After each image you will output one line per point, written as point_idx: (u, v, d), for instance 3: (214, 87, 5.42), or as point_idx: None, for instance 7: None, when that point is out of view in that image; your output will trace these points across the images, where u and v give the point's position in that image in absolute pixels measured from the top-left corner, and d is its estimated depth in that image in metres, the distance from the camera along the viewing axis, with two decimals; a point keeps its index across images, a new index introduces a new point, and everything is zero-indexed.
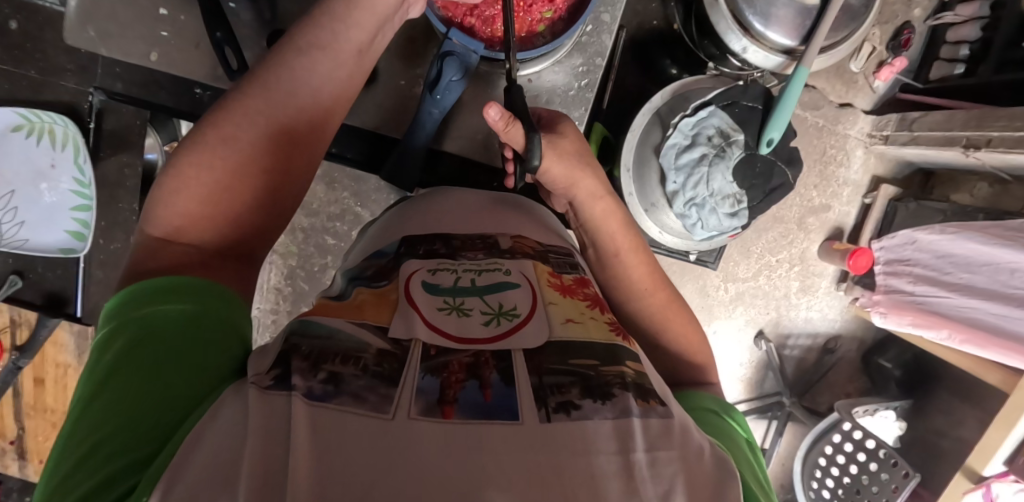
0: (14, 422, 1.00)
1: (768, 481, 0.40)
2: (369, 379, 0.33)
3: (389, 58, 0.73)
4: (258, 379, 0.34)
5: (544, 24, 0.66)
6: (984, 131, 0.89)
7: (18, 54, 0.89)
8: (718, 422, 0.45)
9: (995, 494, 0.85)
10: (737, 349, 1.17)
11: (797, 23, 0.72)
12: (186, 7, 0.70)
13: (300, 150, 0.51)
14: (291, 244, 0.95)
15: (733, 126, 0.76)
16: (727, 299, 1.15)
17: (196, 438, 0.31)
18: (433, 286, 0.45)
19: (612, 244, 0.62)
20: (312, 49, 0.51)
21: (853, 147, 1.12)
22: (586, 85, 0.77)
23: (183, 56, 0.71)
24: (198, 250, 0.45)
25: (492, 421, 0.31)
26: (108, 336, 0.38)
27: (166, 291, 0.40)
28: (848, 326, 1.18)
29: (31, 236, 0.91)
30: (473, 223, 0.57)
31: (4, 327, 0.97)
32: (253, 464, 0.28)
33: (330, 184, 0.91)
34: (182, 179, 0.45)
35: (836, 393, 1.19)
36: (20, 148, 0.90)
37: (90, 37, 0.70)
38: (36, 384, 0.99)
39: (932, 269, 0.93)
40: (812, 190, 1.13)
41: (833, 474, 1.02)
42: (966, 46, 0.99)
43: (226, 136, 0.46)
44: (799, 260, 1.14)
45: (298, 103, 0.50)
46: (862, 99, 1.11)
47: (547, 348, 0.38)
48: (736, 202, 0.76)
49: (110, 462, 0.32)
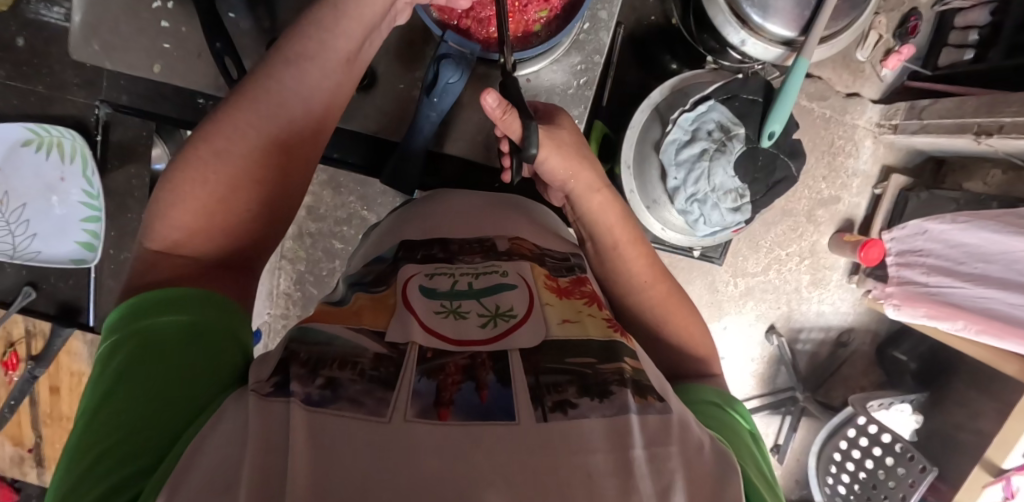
0: (32, 430, 1.02)
1: (774, 476, 0.40)
2: (366, 384, 0.33)
3: (387, 62, 0.74)
4: (258, 386, 0.34)
5: (540, 23, 0.66)
6: (996, 118, 0.87)
7: (26, 70, 0.91)
8: (721, 415, 0.45)
9: (1014, 489, 0.86)
10: (748, 345, 1.15)
11: (796, 14, 0.71)
12: (187, 18, 0.71)
13: (294, 161, 0.51)
14: (298, 250, 0.95)
15: (733, 120, 0.76)
16: (736, 294, 1.13)
17: (199, 445, 0.31)
18: (431, 291, 0.45)
19: (610, 239, 0.61)
20: (300, 59, 0.51)
21: (862, 137, 1.10)
22: (584, 83, 0.77)
23: (185, 67, 0.72)
24: (197, 262, 0.45)
25: (488, 422, 0.31)
26: (111, 347, 0.38)
27: (166, 300, 0.40)
28: (861, 318, 1.16)
29: (43, 248, 0.93)
30: (471, 225, 0.57)
31: (20, 338, 0.99)
32: (253, 470, 0.28)
33: (335, 189, 0.92)
34: (179, 193, 0.46)
35: (850, 386, 1.18)
36: (31, 162, 0.91)
37: (94, 51, 0.71)
38: (51, 393, 1.01)
39: (946, 259, 0.91)
40: (821, 182, 1.11)
41: (849, 470, 1.01)
42: (976, 31, 0.98)
43: (221, 149, 0.47)
44: (809, 253, 1.13)
45: (290, 114, 0.50)
46: (868, 88, 1.09)
47: (543, 348, 0.38)
48: (738, 197, 0.75)
49: (116, 470, 0.32)
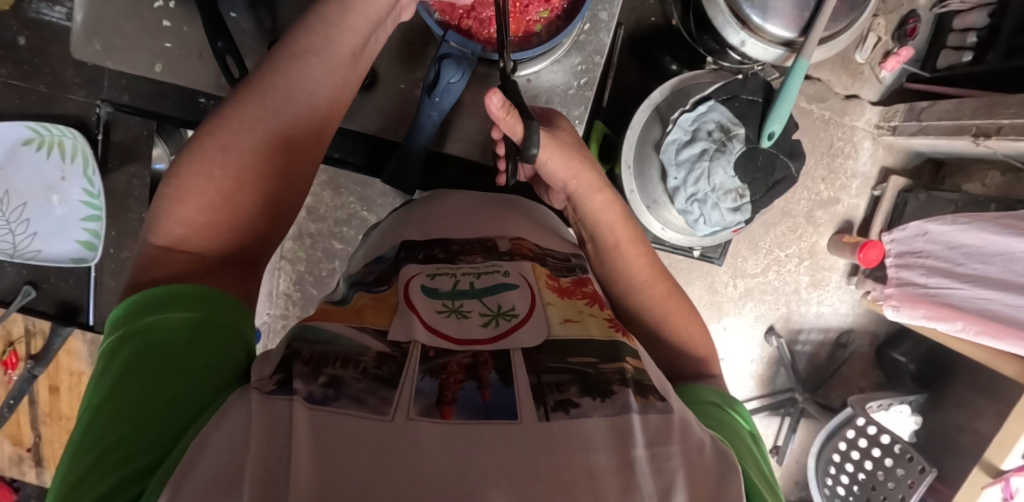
0: (31, 430, 1.02)
1: (774, 476, 0.40)
2: (369, 382, 0.33)
3: (388, 61, 0.74)
4: (260, 384, 0.34)
5: (541, 24, 0.67)
6: (994, 120, 0.88)
7: (26, 69, 0.91)
8: (722, 416, 0.45)
9: (1013, 490, 0.85)
10: (748, 346, 1.16)
11: (796, 14, 0.72)
12: (189, 18, 0.72)
13: (298, 158, 0.51)
14: (298, 250, 0.95)
15: (733, 120, 0.76)
16: (736, 295, 1.13)
17: (203, 442, 0.32)
18: (433, 290, 0.45)
19: (611, 238, 0.61)
20: (306, 55, 0.52)
21: (860, 139, 1.11)
22: (585, 84, 0.77)
23: (187, 66, 0.72)
24: (201, 258, 0.45)
25: (490, 421, 0.31)
26: (113, 345, 0.38)
27: (166, 298, 0.40)
28: (860, 319, 1.16)
29: (44, 247, 0.93)
30: (473, 225, 0.58)
31: (19, 337, 0.99)
32: (256, 468, 0.28)
33: (335, 190, 0.92)
34: (184, 188, 0.46)
35: (850, 387, 1.18)
36: (31, 162, 0.92)
37: (95, 50, 0.71)
38: (51, 392, 1.01)
39: (945, 261, 0.91)
40: (820, 183, 1.11)
41: (848, 470, 1.01)
42: (974, 33, 0.98)
43: (226, 143, 0.47)
44: (809, 254, 1.13)
45: (295, 109, 0.51)
46: (868, 90, 1.09)
47: (545, 348, 0.38)
48: (738, 196, 0.76)
49: (118, 469, 0.32)
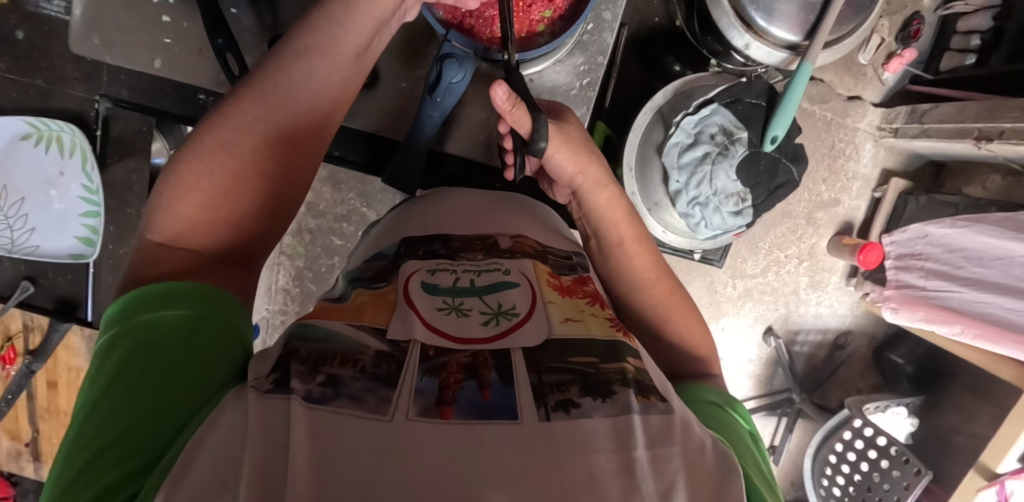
0: (28, 424, 1.02)
1: (774, 476, 0.40)
2: (367, 381, 0.33)
3: (389, 58, 0.73)
4: (257, 383, 0.34)
5: (545, 23, 0.66)
6: (996, 123, 0.88)
7: (25, 63, 0.91)
8: (721, 415, 0.45)
9: (1008, 492, 0.85)
10: (746, 347, 1.16)
11: (801, 18, 0.71)
12: (189, 14, 0.71)
13: (298, 156, 0.51)
14: (298, 246, 0.95)
15: (736, 123, 0.75)
16: (735, 296, 1.14)
17: (199, 443, 0.31)
18: (432, 286, 0.45)
19: (615, 235, 0.61)
20: (309, 53, 0.51)
21: (862, 140, 1.10)
22: (587, 84, 0.77)
23: (186, 62, 0.72)
24: (198, 255, 0.45)
25: (489, 421, 0.31)
26: (111, 341, 0.38)
27: (166, 296, 0.40)
28: (859, 321, 1.17)
29: (42, 243, 0.93)
30: (473, 222, 0.57)
31: (17, 333, 0.98)
32: (253, 469, 0.28)
33: (335, 186, 0.92)
34: (183, 185, 0.46)
35: (847, 388, 1.18)
36: (30, 157, 0.91)
37: (94, 45, 0.70)
38: (48, 388, 1.01)
39: (944, 263, 0.91)
40: (821, 184, 1.11)
41: (845, 472, 1.02)
42: (977, 35, 0.98)
43: (227, 141, 0.47)
44: (808, 256, 1.13)
45: (298, 107, 0.50)
46: (871, 91, 1.10)
47: (547, 347, 0.38)
48: (740, 201, 0.75)
49: (115, 467, 0.32)
